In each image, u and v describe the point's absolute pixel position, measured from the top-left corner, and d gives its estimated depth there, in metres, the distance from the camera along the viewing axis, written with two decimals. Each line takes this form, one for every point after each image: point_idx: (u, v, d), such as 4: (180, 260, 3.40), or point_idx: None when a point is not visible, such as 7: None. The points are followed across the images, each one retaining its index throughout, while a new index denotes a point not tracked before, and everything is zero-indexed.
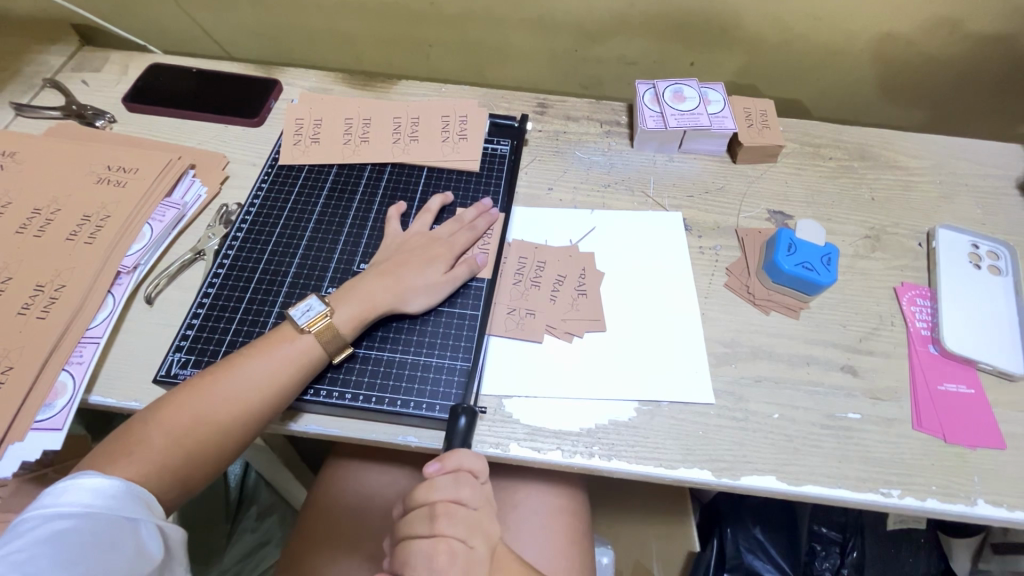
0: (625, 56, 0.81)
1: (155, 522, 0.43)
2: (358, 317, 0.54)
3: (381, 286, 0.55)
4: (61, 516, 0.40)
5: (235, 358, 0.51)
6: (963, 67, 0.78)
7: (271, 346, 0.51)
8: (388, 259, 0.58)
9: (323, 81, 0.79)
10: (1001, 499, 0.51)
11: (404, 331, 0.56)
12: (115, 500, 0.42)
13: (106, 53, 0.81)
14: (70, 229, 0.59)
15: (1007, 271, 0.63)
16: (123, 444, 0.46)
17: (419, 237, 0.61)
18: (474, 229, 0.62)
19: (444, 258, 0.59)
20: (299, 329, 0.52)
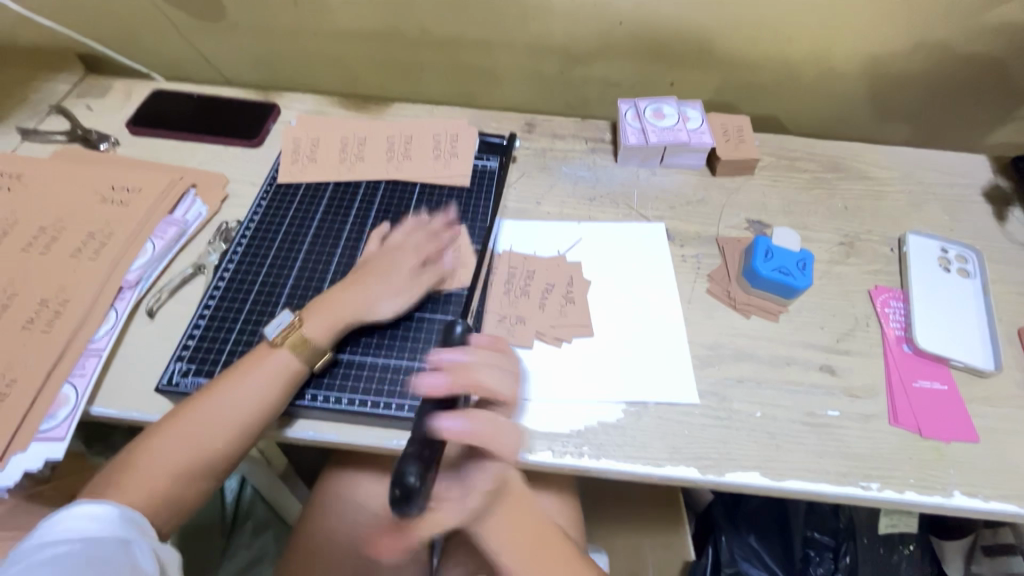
0: (608, 78, 0.85)
1: (148, 544, 0.45)
2: (332, 327, 0.56)
3: (351, 296, 0.58)
4: (62, 539, 0.42)
5: (217, 380, 0.53)
6: (927, 84, 0.83)
7: (247, 366, 0.53)
8: (355, 269, 0.61)
9: (320, 104, 0.83)
10: (976, 490, 0.52)
11: (398, 337, 0.58)
12: (108, 525, 0.44)
13: (110, 80, 0.84)
14: (75, 246, 0.62)
15: (975, 274, 0.67)
16: (124, 466, 0.49)
17: (387, 248, 0.63)
18: (438, 238, 0.64)
19: (409, 264, 0.61)
20: (272, 343, 0.54)
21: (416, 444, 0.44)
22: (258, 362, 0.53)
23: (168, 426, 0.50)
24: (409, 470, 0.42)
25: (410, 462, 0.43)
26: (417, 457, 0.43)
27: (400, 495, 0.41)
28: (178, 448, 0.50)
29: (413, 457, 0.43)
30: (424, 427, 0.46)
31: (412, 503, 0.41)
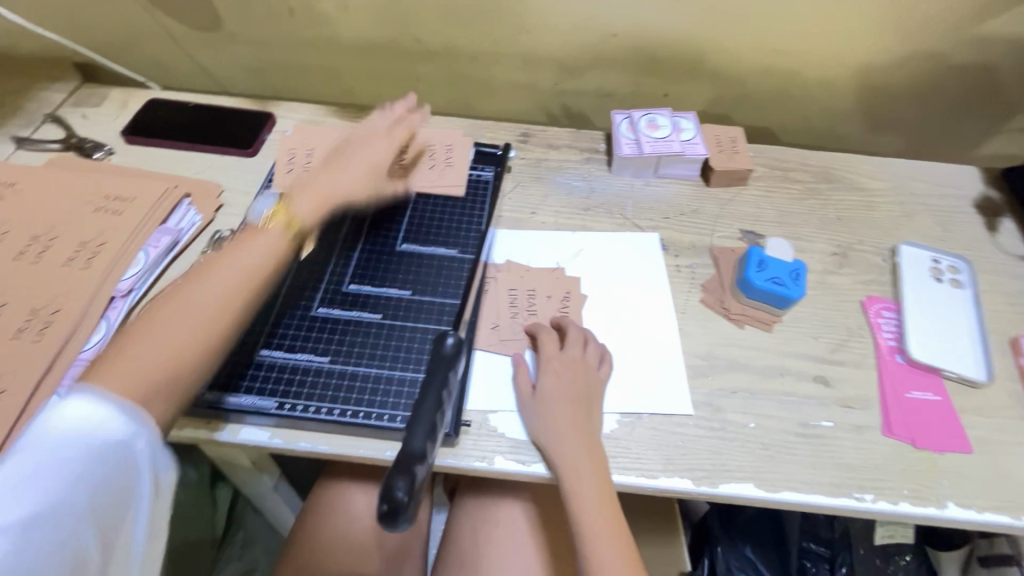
0: (603, 88, 0.86)
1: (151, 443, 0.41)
2: (321, 203, 0.58)
3: (345, 173, 0.61)
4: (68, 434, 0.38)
5: (193, 275, 0.50)
6: (916, 95, 0.84)
7: (241, 241, 0.52)
8: (332, 153, 0.63)
9: (316, 114, 0.83)
10: (970, 501, 0.52)
11: (392, 348, 0.58)
12: (104, 422, 0.39)
13: (106, 89, 0.85)
14: (67, 255, 0.61)
15: (967, 284, 0.67)
16: None
17: (362, 129, 0.66)
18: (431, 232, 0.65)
19: (387, 144, 0.65)
20: (261, 225, 0.54)
21: (406, 456, 0.41)
22: (253, 237, 0.53)
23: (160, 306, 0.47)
24: (398, 484, 0.38)
25: (399, 475, 0.39)
26: (409, 471, 0.39)
27: (388, 512, 0.37)
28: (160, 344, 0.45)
29: (404, 471, 0.39)
30: (416, 441, 0.42)
31: (399, 521, 0.38)
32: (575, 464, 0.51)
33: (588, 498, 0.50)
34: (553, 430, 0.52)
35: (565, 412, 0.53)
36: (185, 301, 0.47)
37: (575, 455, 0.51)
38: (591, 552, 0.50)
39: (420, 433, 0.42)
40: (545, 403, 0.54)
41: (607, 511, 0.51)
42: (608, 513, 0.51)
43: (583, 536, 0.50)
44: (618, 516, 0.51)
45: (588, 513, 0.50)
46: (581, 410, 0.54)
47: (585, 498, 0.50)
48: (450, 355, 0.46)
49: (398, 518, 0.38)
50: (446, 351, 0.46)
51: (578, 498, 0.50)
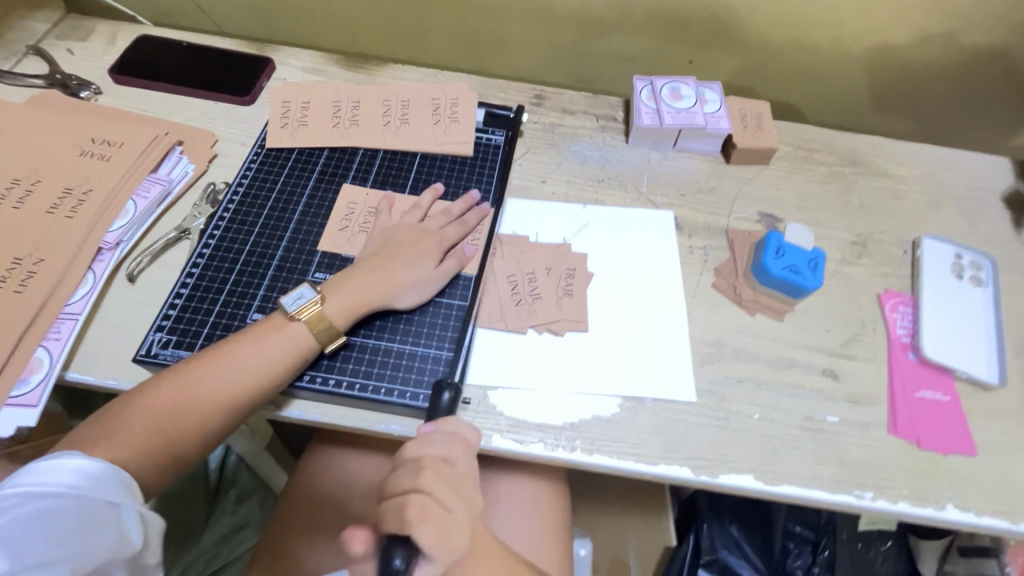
0: (624, 52, 0.81)
1: (137, 508, 0.43)
2: (353, 306, 0.53)
3: (376, 280, 0.54)
4: (46, 494, 0.40)
5: (207, 354, 0.49)
6: (957, 77, 0.79)
7: (261, 333, 0.51)
8: (376, 251, 0.57)
9: (317, 62, 0.78)
10: (970, 504, 0.52)
11: (393, 321, 0.55)
12: (94, 483, 0.42)
13: (93, 22, 0.79)
14: (51, 202, 0.58)
15: (988, 282, 0.65)
16: (118, 423, 0.46)
17: (408, 227, 0.59)
18: (464, 222, 0.61)
19: (433, 250, 0.58)
20: (289, 316, 0.52)
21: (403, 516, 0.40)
22: (270, 329, 0.51)
23: (168, 380, 0.48)
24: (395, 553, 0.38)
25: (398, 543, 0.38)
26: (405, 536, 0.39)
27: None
28: (161, 420, 0.47)
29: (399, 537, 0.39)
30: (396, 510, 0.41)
31: None
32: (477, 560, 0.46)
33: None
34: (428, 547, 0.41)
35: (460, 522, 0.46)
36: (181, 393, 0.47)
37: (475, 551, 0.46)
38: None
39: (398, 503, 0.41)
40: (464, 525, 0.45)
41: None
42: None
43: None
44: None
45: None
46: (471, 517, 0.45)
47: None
48: (443, 412, 0.49)
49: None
50: (441, 409, 0.49)
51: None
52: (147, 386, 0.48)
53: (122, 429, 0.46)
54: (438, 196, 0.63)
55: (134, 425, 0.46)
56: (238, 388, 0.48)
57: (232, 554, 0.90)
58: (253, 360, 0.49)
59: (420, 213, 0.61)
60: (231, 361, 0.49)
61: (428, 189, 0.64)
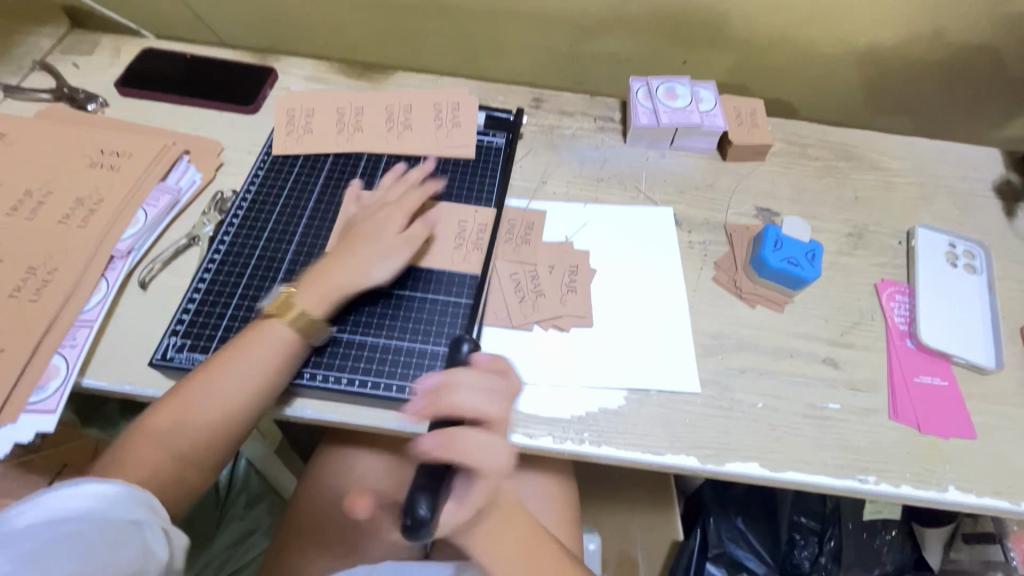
0: (620, 54, 0.82)
1: (158, 524, 0.44)
2: (325, 293, 0.54)
3: (340, 264, 0.56)
4: (71, 517, 0.39)
5: (205, 369, 0.50)
6: (946, 72, 0.81)
7: (250, 339, 0.51)
8: (340, 240, 0.59)
9: (319, 70, 0.79)
10: (971, 486, 0.53)
11: (377, 308, 0.57)
12: (118, 501, 0.42)
13: (97, 37, 0.80)
14: (63, 212, 0.59)
15: (981, 270, 0.66)
16: (131, 449, 0.47)
17: (371, 210, 0.61)
18: (465, 224, 0.62)
19: (395, 222, 0.59)
20: (264, 313, 0.53)
21: (431, 473, 0.43)
22: (258, 333, 0.52)
23: (187, 385, 0.49)
24: (419, 503, 0.41)
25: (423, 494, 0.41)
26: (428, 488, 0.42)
27: (411, 528, 0.40)
28: (173, 441, 0.48)
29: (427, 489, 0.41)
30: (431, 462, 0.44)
31: (419, 533, 0.41)
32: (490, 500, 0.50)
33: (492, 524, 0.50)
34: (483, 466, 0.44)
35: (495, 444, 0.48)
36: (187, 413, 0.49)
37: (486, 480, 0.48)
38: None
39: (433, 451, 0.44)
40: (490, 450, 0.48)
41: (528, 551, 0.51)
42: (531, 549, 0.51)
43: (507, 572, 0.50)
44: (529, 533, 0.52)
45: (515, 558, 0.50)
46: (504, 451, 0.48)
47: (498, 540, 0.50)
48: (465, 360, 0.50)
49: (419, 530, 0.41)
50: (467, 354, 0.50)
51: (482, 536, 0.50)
52: (152, 406, 0.49)
53: (136, 457, 0.47)
54: (398, 175, 0.66)
55: (146, 449, 0.47)
56: (239, 395, 0.49)
57: (243, 559, 0.90)
58: (251, 367, 0.50)
59: (382, 194, 0.63)
60: (246, 360, 0.50)
61: (389, 174, 0.65)
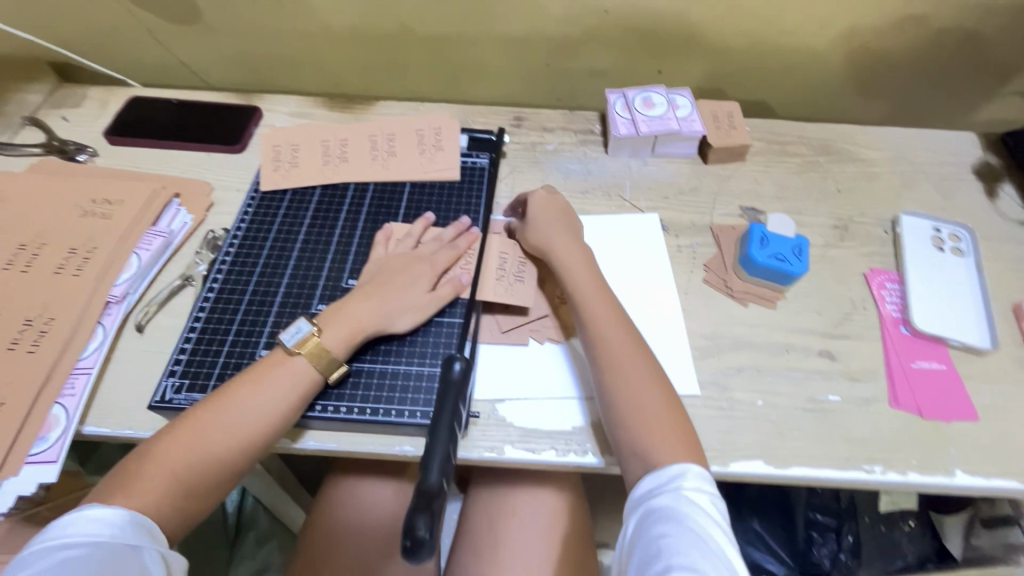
0: (595, 68, 0.84)
1: (158, 549, 0.43)
2: (349, 338, 0.54)
3: (368, 306, 0.56)
4: (68, 545, 0.41)
5: (218, 398, 0.50)
6: (915, 62, 0.83)
7: (266, 372, 0.51)
8: (369, 281, 0.59)
9: (303, 106, 0.81)
10: (978, 468, 0.53)
11: (393, 342, 0.57)
12: (111, 527, 0.42)
13: (84, 89, 0.82)
14: (57, 262, 0.60)
15: (969, 252, 0.67)
16: (132, 478, 0.46)
17: (404, 254, 0.61)
18: (454, 247, 0.62)
19: (426, 277, 0.59)
20: (290, 351, 0.53)
21: (424, 492, 0.38)
22: (276, 365, 0.52)
23: (204, 413, 0.49)
24: (418, 522, 0.36)
25: (420, 512, 0.37)
26: (430, 508, 0.37)
27: (409, 551, 0.36)
28: (177, 472, 0.46)
29: (424, 508, 0.37)
30: (432, 477, 0.38)
31: (421, 554, 0.36)
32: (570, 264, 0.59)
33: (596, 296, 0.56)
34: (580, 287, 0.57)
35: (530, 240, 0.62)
36: (194, 443, 0.47)
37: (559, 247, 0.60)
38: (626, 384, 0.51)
39: (436, 468, 0.39)
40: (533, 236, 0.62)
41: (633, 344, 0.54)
42: (633, 345, 0.54)
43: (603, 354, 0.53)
44: (634, 337, 0.54)
45: (615, 343, 0.53)
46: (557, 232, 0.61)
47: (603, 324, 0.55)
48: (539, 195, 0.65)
49: (418, 553, 0.36)
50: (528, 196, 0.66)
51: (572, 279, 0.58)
52: (159, 433, 0.48)
53: (137, 486, 0.45)
54: (430, 224, 0.65)
55: (150, 478, 0.46)
56: (251, 431, 0.49)
57: None
58: (267, 401, 0.50)
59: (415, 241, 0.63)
60: (261, 393, 0.50)
61: (420, 219, 0.65)
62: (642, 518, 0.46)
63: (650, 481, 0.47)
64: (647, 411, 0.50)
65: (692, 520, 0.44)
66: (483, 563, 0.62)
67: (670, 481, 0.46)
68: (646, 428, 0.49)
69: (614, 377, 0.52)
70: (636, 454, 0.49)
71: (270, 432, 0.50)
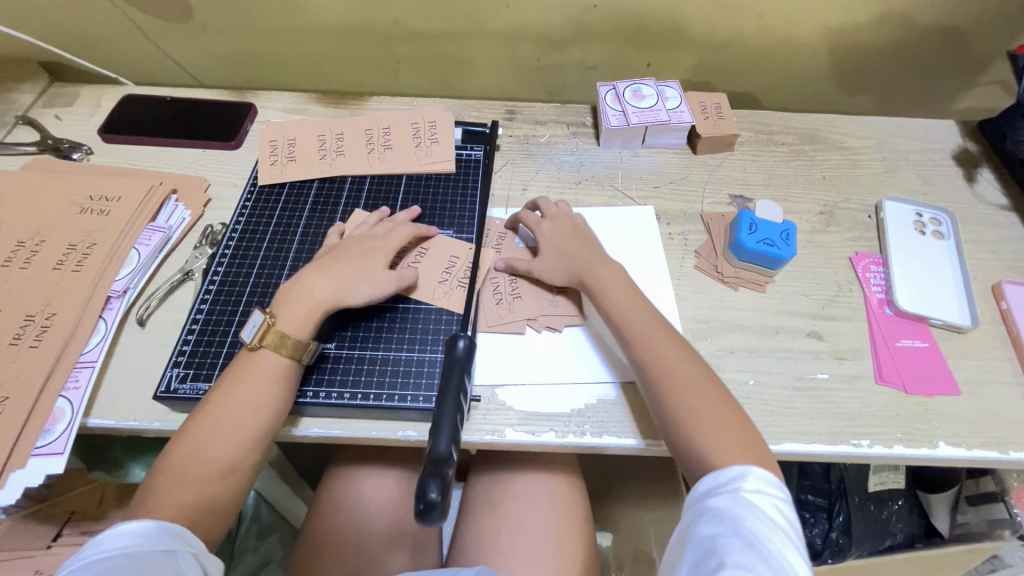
0: (585, 62, 0.86)
1: (191, 552, 0.43)
2: (310, 318, 0.54)
3: (322, 284, 0.56)
4: (103, 557, 0.41)
5: (217, 395, 0.50)
6: (897, 53, 0.85)
7: (252, 363, 0.51)
8: (319, 260, 0.59)
9: (297, 102, 0.82)
10: (961, 440, 0.55)
11: (372, 325, 0.59)
12: (144, 536, 0.42)
13: (77, 88, 0.82)
14: (57, 259, 0.60)
15: (949, 235, 0.69)
16: (150, 489, 0.46)
17: (356, 236, 0.62)
18: (407, 227, 0.63)
19: (380, 253, 0.59)
20: (249, 346, 0.52)
21: (434, 460, 0.42)
22: (257, 355, 0.52)
23: (204, 411, 0.49)
24: (431, 486, 0.39)
25: (431, 478, 0.40)
26: (440, 474, 0.41)
27: (423, 512, 0.39)
28: (190, 472, 0.47)
29: (435, 474, 0.40)
30: (442, 445, 0.43)
31: (434, 518, 0.39)
32: (602, 277, 0.58)
33: (633, 307, 0.56)
34: (618, 297, 0.57)
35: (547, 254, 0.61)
36: (202, 441, 0.48)
37: (587, 259, 0.60)
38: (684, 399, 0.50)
39: (444, 438, 0.43)
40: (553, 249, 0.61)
41: (682, 355, 0.53)
42: (683, 359, 0.53)
43: (654, 371, 0.52)
44: (680, 345, 0.54)
45: (663, 358, 0.52)
46: (581, 246, 0.61)
47: (649, 340, 0.54)
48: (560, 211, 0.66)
49: (432, 515, 0.39)
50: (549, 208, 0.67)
51: (608, 293, 0.57)
52: (165, 441, 0.48)
53: (159, 496, 0.46)
54: (415, 217, 0.66)
55: (166, 487, 0.46)
56: (252, 422, 0.49)
57: None
58: (265, 389, 0.50)
59: (368, 226, 0.64)
60: (256, 382, 0.50)
61: (404, 210, 0.66)
62: (699, 517, 0.46)
63: (709, 480, 0.47)
64: (706, 419, 0.49)
65: (751, 523, 0.43)
66: (485, 546, 0.64)
67: (730, 480, 0.46)
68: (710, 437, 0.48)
69: (663, 383, 0.51)
70: (694, 460, 0.49)
71: (271, 421, 0.50)
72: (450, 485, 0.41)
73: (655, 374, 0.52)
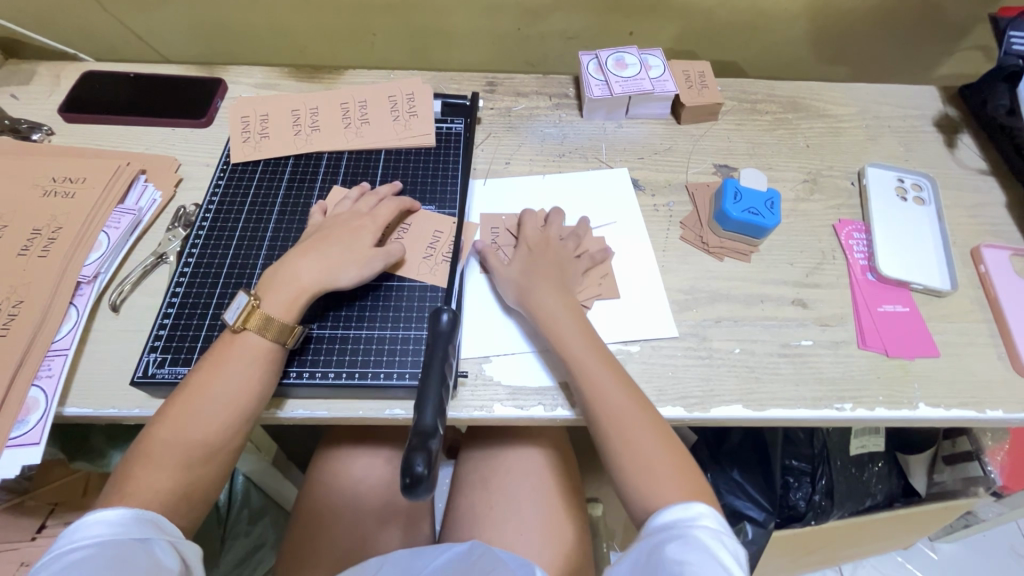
0: (567, 31, 0.83)
1: (167, 540, 0.42)
2: (294, 299, 0.53)
3: (309, 266, 0.54)
4: (74, 548, 0.40)
5: (193, 384, 0.48)
6: (880, 19, 0.84)
7: (227, 351, 0.50)
8: (308, 238, 0.57)
9: (269, 77, 0.78)
10: (940, 401, 0.56)
11: (356, 305, 0.57)
12: (119, 524, 0.42)
13: (33, 65, 0.78)
14: (21, 245, 0.58)
15: (930, 201, 0.70)
16: (127, 477, 0.45)
17: (341, 213, 0.60)
18: (392, 203, 0.61)
19: (368, 231, 0.58)
20: (233, 328, 0.51)
21: (420, 433, 0.41)
22: (233, 343, 0.50)
23: (180, 401, 0.48)
24: (417, 459, 0.38)
25: (418, 452, 0.39)
26: (426, 447, 0.40)
27: (410, 486, 0.38)
28: (168, 460, 0.46)
29: (421, 447, 0.40)
30: (427, 418, 0.42)
31: (420, 492, 0.39)
32: (553, 316, 0.54)
33: (573, 332, 0.53)
34: (558, 324, 0.54)
35: (509, 278, 0.58)
36: (179, 429, 0.47)
37: (544, 292, 0.55)
38: (630, 446, 0.48)
39: (429, 411, 0.42)
40: (514, 277, 0.58)
41: (637, 405, 0.50)
42: (637, 412, 0.50)
43: (605, 422, 0.49)
44: (620, 373, 0.52)
45: (619, 413, 0.49)
46: (542, 279, 0.57)
47: (607, 390, 0.50)
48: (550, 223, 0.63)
49: (418, 488, 0.38)
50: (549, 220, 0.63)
51: (557, 333, 0.53)
52: (142, 429, 0.47)
53: (135, 484, 0.44)
54: (397, 190, 0.64)
55: (143, 474, 0.45)
56: (230, 410, 0.48)
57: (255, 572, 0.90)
58: (243, 377, 0.49)
59: (351, 201, 0.62)
60: (232, 370, 0.49)
61: (386, 184, 0.65)
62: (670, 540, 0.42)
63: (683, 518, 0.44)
64: (645, 456, 0.48)
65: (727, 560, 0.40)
66: (477, 521, 0.64)
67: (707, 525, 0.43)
68: (655, 489, 0.47)
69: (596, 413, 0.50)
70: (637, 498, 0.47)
71: (251, 406, 0.49)
72: (438, 459, 0.40)
73: (605, 425, 0.49)
